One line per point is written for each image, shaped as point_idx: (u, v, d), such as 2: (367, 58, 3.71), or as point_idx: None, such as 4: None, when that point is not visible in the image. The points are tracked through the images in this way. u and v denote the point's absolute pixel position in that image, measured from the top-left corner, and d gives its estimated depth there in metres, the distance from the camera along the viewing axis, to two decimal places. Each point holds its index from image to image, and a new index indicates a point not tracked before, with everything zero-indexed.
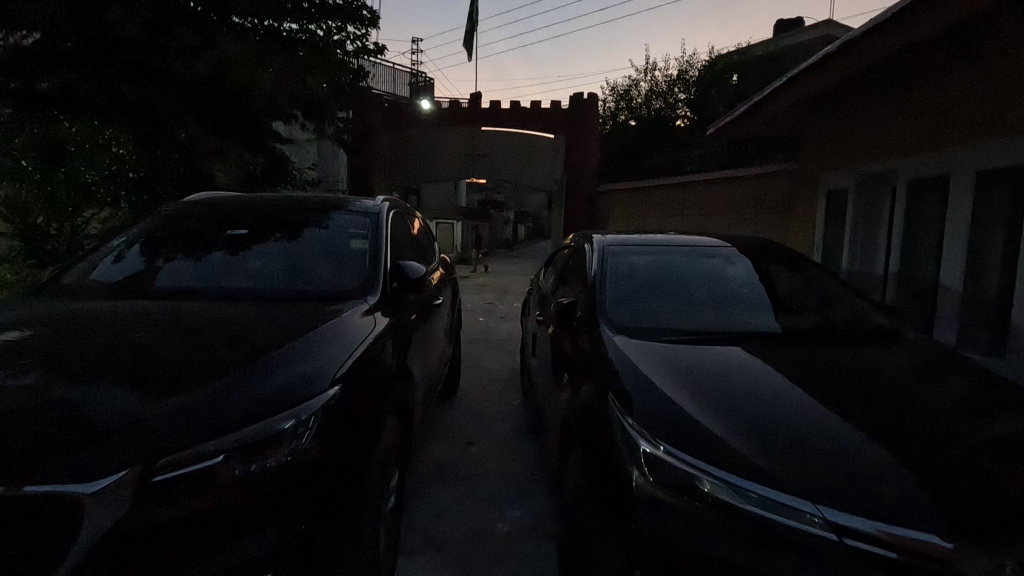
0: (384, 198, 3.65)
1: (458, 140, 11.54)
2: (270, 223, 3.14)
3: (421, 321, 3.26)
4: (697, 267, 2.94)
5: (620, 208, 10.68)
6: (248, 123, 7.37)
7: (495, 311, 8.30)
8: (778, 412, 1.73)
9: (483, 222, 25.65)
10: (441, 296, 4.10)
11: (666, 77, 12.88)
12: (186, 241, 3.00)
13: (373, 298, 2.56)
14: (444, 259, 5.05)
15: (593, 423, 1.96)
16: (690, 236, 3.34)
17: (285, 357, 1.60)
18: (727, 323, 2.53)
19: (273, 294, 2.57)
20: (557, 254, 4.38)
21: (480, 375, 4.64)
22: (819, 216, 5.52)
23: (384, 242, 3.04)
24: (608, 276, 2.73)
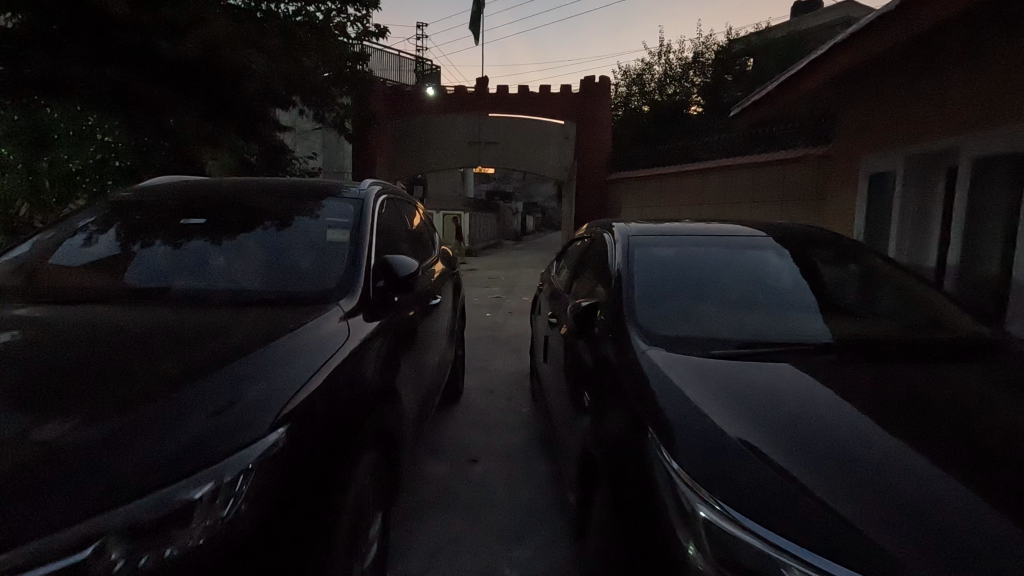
0: (374, 182, 3.27)
1: (465, 127, 11.14)
2: (246, 206, 2.78)
3: (416, 322, 2.91)
4: (735, 260, 2.55)
5: (632, 197, 10.25)
6: (244, 109, 7.01)
7: (503, 306, 7.91)
8: (851, 449, 1.36)
9: (491, 214, 25.21)
10: (441, 294, 3.74)
11: (681, 61, 12.39)
12: (155, 225, 2.67)
13: (354, 299, 2.20)
14: (446, 252, 4.69)
15: (624, 463, 1.58)
16: (722, 226, 2.94)
17: (224, 386, 1.32)
18: (776, 330, 2.13)
19: (245, 293, 2.22)
20: (570, 246, 4.00)
21: (486, 377, 4.28)
22: (860, 201, 5.07)
23: (371, 233, 2.68)
24: (635, 272, 2.34)
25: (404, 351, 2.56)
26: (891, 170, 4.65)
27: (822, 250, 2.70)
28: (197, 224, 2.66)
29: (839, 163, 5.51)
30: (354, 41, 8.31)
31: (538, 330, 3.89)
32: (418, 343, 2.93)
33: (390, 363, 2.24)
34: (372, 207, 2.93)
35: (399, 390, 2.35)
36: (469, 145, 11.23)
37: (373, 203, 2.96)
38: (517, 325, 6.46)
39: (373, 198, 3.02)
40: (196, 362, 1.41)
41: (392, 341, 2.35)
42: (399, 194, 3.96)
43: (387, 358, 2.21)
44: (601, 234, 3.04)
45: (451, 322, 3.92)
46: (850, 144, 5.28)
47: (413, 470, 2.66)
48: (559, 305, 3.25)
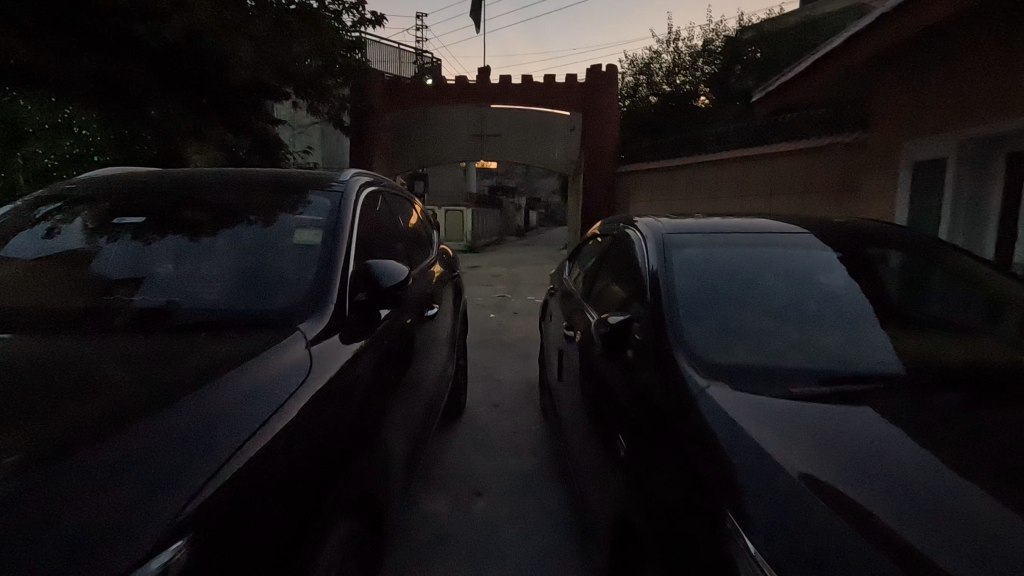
0: (355, 171, 2.88)
1: (467, 120, 10.75)
2: (219, 195, 2.44)
3: (408, 334, 2.59)
4: (783, 260, 2.21)
5: (640, 191, 9.88)
6: (235, 101, 6.66)
7: (507, 306, 7.55)
8: (994, 535, 1.03)
9: (493, 209, 24.76)
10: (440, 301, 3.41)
11: (690, 49, 11.97)
12: (121, 215, 2.33)
13: (327, 314, 1.86)
14: (445, 251, 4.34)
15: (694, 548, 1.26)
16: (759, 221, 2.56)
17: (150, 455, 1.11)
18: (842, 351, 1.76)
19: (212, 304, 1.91)
20: (586, 244, 3.65)
21: (491, 387, 3.93)
22: (901, 189, 4.69)
23: (354, 230, 2.35)
24: (669, 278, 2.01)
25: (395, 373, 2.24)
26: (941, 158, 4.25)
27: (882, 247, 2.33)
28: (165, 215, 2.32)
29: (874, 150, 5.11)
30: (349, 30, 7.94)
31: (551, 336, 3.54)
32: (411, 359, 2.60)
33: (374, 394, 1.93)
34: (356, 198, 2.58)
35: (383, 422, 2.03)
36: (471, 138, 10.84)
37: (356, 195, 2.62)
38: (523, 327, 6.10)
39: (357, 189, 2.67)
40: (119, 419, 1.19)
41: (377, 366, 2.03)
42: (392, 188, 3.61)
43: (370, 388, 1.89)
44: (626, 232, 2.70)
45: (452, 331, 3.58)
46: (888, 131, 4.88)
47: (414, 510, 2.34)
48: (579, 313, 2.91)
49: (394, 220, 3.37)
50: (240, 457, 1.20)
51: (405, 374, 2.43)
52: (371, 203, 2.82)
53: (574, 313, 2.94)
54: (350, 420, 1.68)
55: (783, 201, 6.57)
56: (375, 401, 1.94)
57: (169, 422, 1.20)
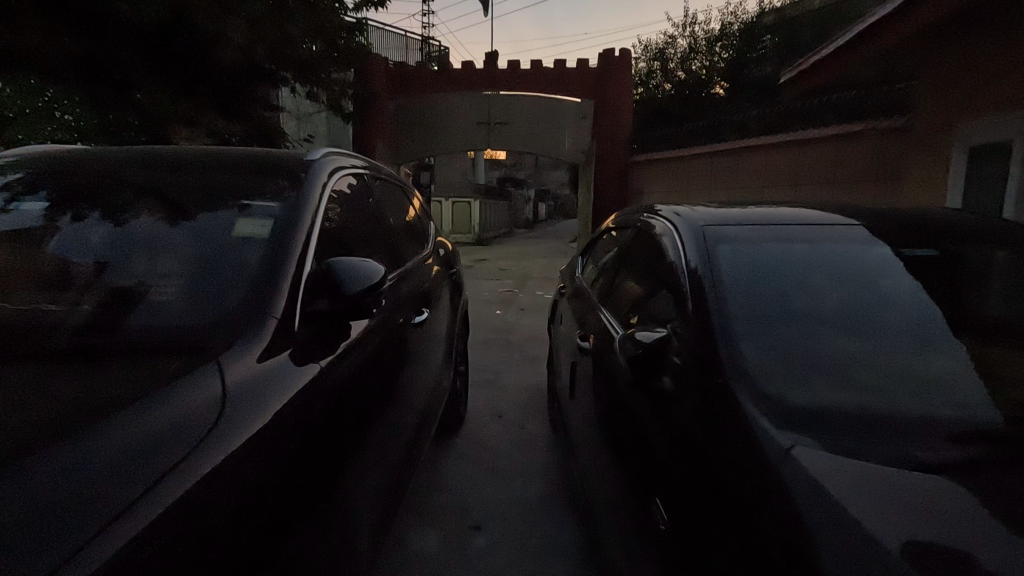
0: (326, 151, 2.50)
1: (474, 107, 10.35)
2: (184, 169, 2.14)
3: (393, 342, 2.28)
4: (843, 255, 1.89)
5: (653, 182, 9.48)
6: (229, 85, 6.32)
7: (514, 302, 7.20)
8: None
9: (501, 201, 24.35)
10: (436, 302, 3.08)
11: (707, 33, 11.48)
12: (80, 188, 2.03)
13: (264, 334, 1.51)
14: (444, 245, 4.00)
15: None
16: (800, 212, 2.18)
17: (86, 469, 0.99)
18: (921, 396, 1.44)
19: (136, 311, 1.59)
20: (604, 236, 3.29)
21: (493, 395, 3.59)
22: (957, 172, 4.27)
23: (321, 215, 2.05)
24: (710, 288, 1.74)
25: (370, 390, 1.94)
26: (1002, 142, 3.84)
27: (959, 244, 1.96)
28: (129, 186, 2.03)
29: (925, 134, 4.69)
30: (352, 12, 7.58)
31: (561, 340, 3.21)
32: (398, 372, 2.30)
33: (331, 420, 1.62)
34: (328, 180, 2.28)
35: (351, 452, 1.73)
36: (478, 127, 10.45)
37: (330, 177, 2.32)
38: (531, 325, 5.76)
39: (331, 171, 2.37)
40: (71, 425, 1.07)
41: (341, 385, 1.72)
42: (369, 167, 3.27)
43: (323, 411, 1.58)
44: (654, 220, 2.39)
45: (450, 334, 3.26)
46: (938, 115, 4.49)
47: (405, 550, 2.03)
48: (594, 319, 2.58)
49: (375, 209, 3.04)
50: (183, 480, 1.06)
51: (387, 388, 2.13)
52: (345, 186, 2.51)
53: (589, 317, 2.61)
54: (290, 461, 1.38)
55: (812, 190, 6.16)
56: (334, 426, 1.63)
57: (121, 430, 1.08)
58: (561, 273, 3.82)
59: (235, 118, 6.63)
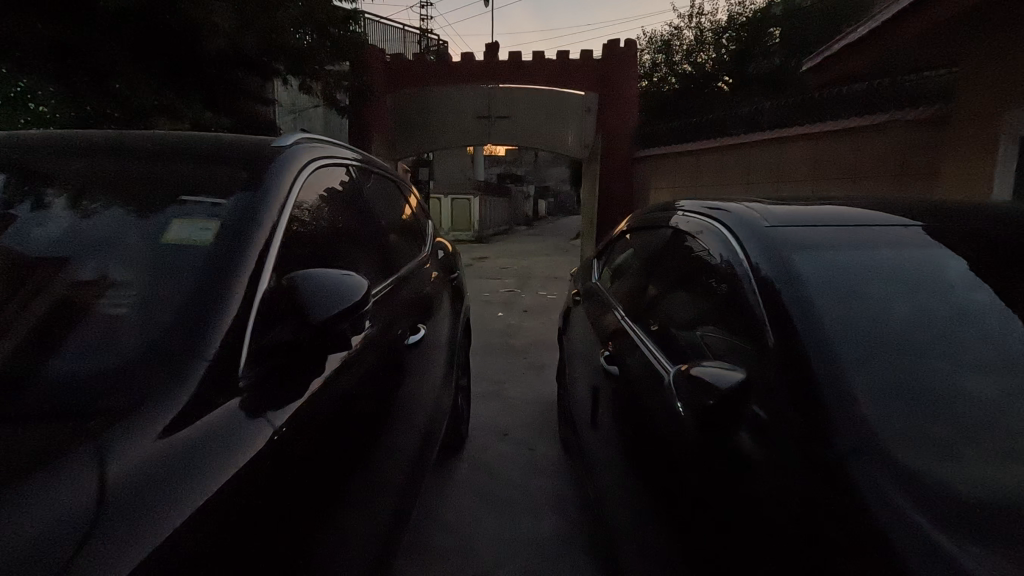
0: (300, 137, 2.15)
1: (473, 100, 10.04)
2: (143, 149, 1.85)
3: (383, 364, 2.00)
4: (934, 264, 1.62)
5: (658, 178, 9.19)
6: (216, 76, 6.02)
7: (516, 303, 6.92)
8: None
9: (501, 198, 24.02)
10: (433, 312, 2.82)
11: (713, 24, 11.18)
12: (22, 174, 1.76)
13: (190, 386, 1.19)
14: (444, 246, 3.73)
15: None
16: (850, 210, 1.90)
17: (73, 499, 0.93)
18: None
19: (44, 337, 1.30)
20: (632, 240, 3.00)
21: (496, 409, 3.31)
22: (1001, 163, 4.00)
23: (292, 211, 1.75)
24: (795, 300, 1.48)
25: (354, 425, 1.67)
26: None
27: None
28: (80, 169, 1.76)
29: (960, 123, 4.42)
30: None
31: (577, 355, 2.93)
32: (388, 397, 2.03)
33: (301, 469, 1.35)
34: (306, 169, 1.98)
35: (329, 504, 1.46)
36: (478, 121, 10.15)
37: (308, 166, 2.02)
38: (535, 329, 5.49)
39: (310, 160, 2.07)
40: (42, 457, 0.98)
41: (313, 423, 1.45)
42: (359, 157, 2.97)
43: (290, 460, 1.31)
44: (702, 219, 2.12)
45: (451, 345, 2.97)
46: (978, 106, 4.22)
47: None
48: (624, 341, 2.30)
49: (366, 207, 2.75)
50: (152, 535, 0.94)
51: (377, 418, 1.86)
52: (321, 175, 2.21)
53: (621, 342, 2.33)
54: (246, 539, 1.10)
55: (830, 185, 5.89)
56: (306, 472, 1.37)
57: (123, 457, 1.02)
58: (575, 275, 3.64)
59: (223, 111, 6.33)
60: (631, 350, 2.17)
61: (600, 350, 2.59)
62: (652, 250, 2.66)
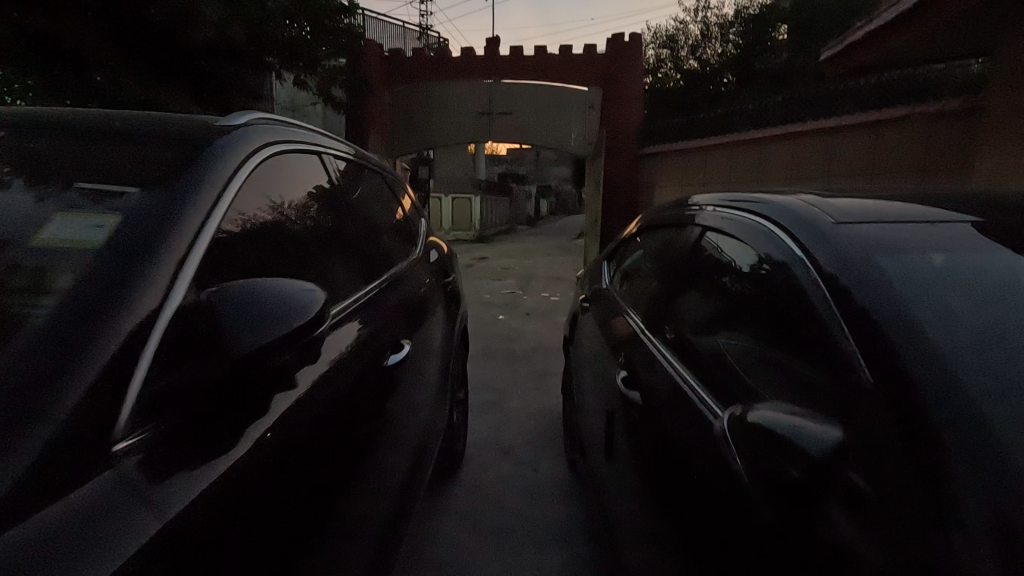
0: (258, 120, 1.89)
1: (473, 96, 9.80)
2: (82, 125, 1.62)
3: (368, 383, 1.77)
4: (1002, 245, 1.44)
5: (663, 176, 8.95)
6: (206, 70, 5.80)
7: (519, 305, 6.69)
8: None
9: (502, 197, 23.78)
10: (427, 320, 2.60)
11: (719, 18, 10.97)
12: None
13: (36, 451, 0.90)
14: (438, 245, 3.49)
15: None
16: (882, 205, 1.69)
17: None
18: None
19: None
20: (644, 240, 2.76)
21: (497, 425, 3.07)
22: None
23: (237, 194, 1.52)
24: (857, 280, 1.32)
25: (324, 457, 1.45)
26: None
27: None
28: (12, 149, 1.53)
29: (994, 112, 4.19)
30: None
31: (588, 367, 2.69)
32: (375, 420, 1.80)
33: (246, 519, 1.12)
34: (264, 152, 1.76)
35: (288, 556, 1.23)
36: (479, 117, 9.90)
37: (267, 149, 1.80)
38: (538, 332, 5.26)
39: (271, 145, 1.85)
40: None
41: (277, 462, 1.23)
42: (350, 152, 2.82)
43: (231, 509, 1.09)
44: (723, 217, 2.00)
45: (445, 356, 2.74)
46: (1014, 97, 4.00)
47: None
48: (645, 359, 2.06)
49: (350, 203, 2.54)
50: None
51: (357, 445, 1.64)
52: (288, 165, 2.01)
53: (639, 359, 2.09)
54: None
55: (848, 180, 5.67)
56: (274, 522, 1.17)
57: (36, 525, 0.84)
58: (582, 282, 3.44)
59: (213, 106, 6.12)
60: (653, 373, 1.92)
61: (613, 365, 2.34)
62: (666, 253, 2.42)
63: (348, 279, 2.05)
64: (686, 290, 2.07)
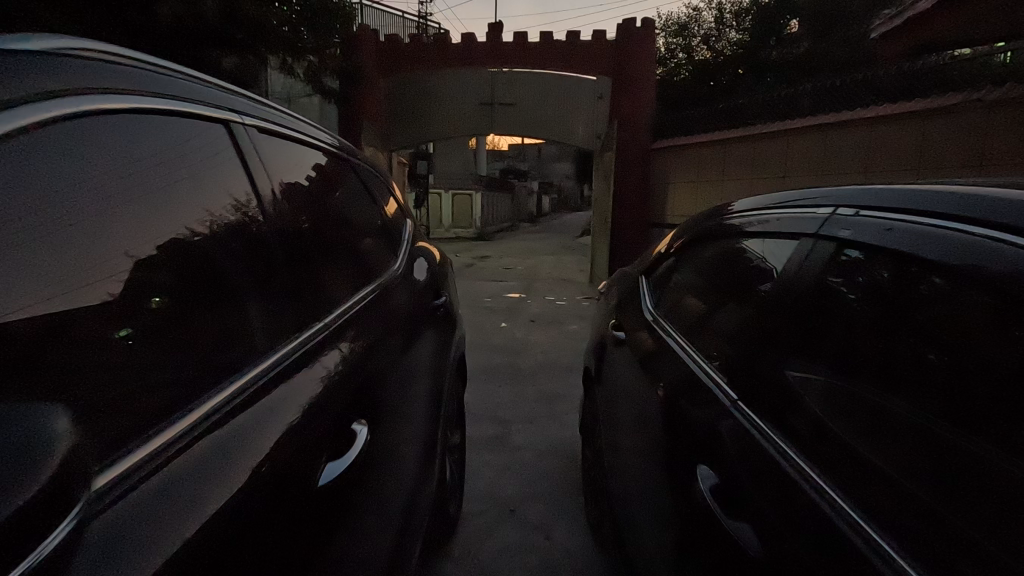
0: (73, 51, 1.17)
1: (475, 85, 9.27)
2: None
3: (313, 470, 1.35)
4: None
5: (675, 172, 8.44)
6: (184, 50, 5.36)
7: (522, 309, 6.24)
8: None
9: (503, 192, 23.30)
10: (412, 358, 2.14)
11: (734, 4, 10.54)
12: None
13: None
14: (428, 251, 3.00)
15: None
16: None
17: None
18: None
19: None
20: (698, 264, 2.30)
21: (497, 478, 2.63)
22: None
23: (101, 128, 1.14)
24: (1014, 212, 1.12)
25: None
26: None
27: None
28: None
29: None
30: None
31: (624, 423, 2.24)
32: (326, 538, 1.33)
33: None
34: (186, 114, 1.43)
35: None
36: (479, 108, 9.39)
37: (197, 118, 1.48)
38: (543, 343, 4.81)
39: (211, 118, 1.54)
40: None
41: None
42: (338, 142, 2.54)
43: None
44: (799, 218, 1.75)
45: (437, 397, 2.28)
46: None
47: None
48: (730, 425, 1.62)
49: (327, 205, 2.15)
50: None
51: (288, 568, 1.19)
52: (253, 149, 1.72)
53: (726, 428, 1.62)
54: None
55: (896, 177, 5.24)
56: None
57: None
58: (609, 305, 2.95)
59: None
60: (748, 451, 1.50)
61: (668, 429, 1.91)
62: (737, 284, 1.96)
63: (291, 317, 1.61)
64: (779, 340, 1.60)
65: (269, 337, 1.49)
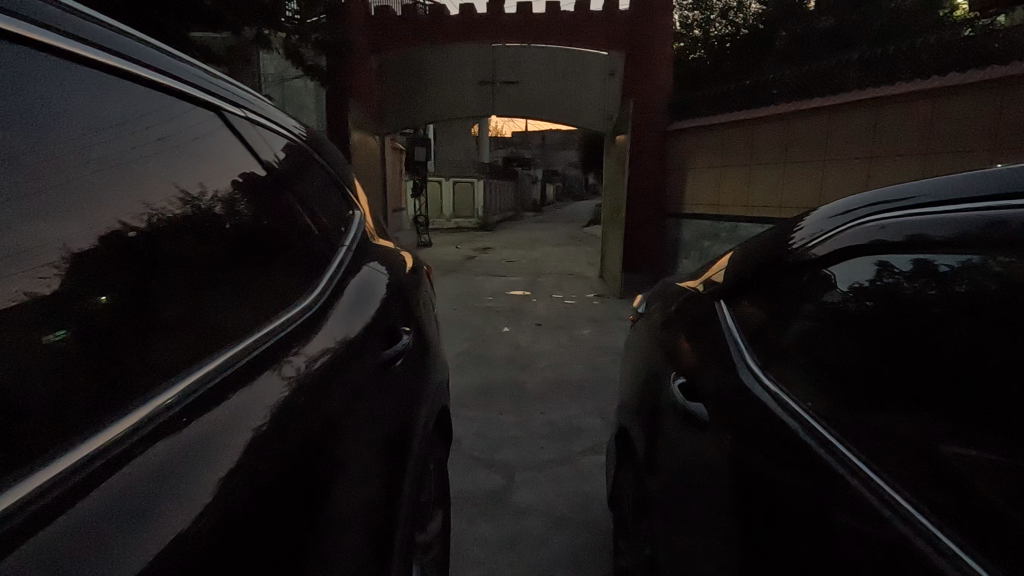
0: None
1: (475, 62, 8.57)
2: None
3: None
4: None
5: (693, 155, 7.77)
6: None
7: (526, 309, 5.64)
8: None
9: (507, 181, 22.57)
10: (360, 417, 1.55)
11: None
12: None
13: None
14: (392, 251, 2.36)
15: None
16: None
17: None
18: None
19: None
20: (777, 295, 1.71)
21: (486, 557, 2.09)
22: None
23: (34, 101, 1.03)
24: None
25: None
26: None
27: None
28: None
29: None
30: None
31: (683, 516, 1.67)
32: None
33: None
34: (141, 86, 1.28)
35: None
36: (480, 88, 8.71)
37: (149, 94, 1.33)
38: (550, 352, 4.21)
39: (168, 95, 1.38)
40: None
41: None
42: (303, 133, 2.13)
43: None
44: (868, 226, 1.47)
45: (402, 466, 1.72)
46: None
47: None
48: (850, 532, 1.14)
49: (287, 204, 1.77)
50: None
51: None
52: (192, 133, 1.45)
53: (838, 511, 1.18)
54: None
55: (964, 159, 4.56)
56: None
57: None
58: (649, 335, 2.33)
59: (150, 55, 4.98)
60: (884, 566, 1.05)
61: (744, 521, 1.39)
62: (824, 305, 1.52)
63: (219, 339, 1.27)
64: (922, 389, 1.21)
65: (206, 345, 1.23)
